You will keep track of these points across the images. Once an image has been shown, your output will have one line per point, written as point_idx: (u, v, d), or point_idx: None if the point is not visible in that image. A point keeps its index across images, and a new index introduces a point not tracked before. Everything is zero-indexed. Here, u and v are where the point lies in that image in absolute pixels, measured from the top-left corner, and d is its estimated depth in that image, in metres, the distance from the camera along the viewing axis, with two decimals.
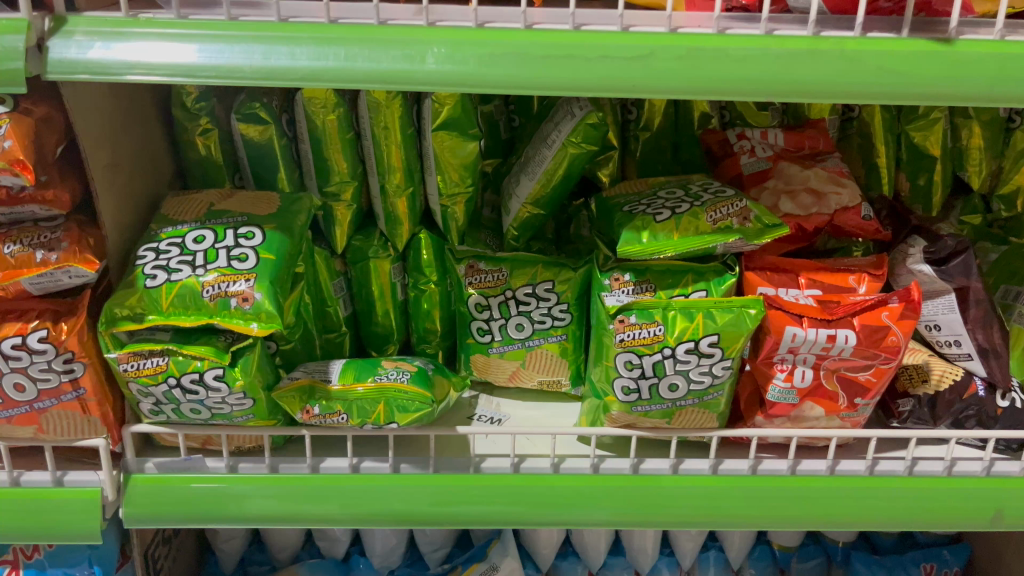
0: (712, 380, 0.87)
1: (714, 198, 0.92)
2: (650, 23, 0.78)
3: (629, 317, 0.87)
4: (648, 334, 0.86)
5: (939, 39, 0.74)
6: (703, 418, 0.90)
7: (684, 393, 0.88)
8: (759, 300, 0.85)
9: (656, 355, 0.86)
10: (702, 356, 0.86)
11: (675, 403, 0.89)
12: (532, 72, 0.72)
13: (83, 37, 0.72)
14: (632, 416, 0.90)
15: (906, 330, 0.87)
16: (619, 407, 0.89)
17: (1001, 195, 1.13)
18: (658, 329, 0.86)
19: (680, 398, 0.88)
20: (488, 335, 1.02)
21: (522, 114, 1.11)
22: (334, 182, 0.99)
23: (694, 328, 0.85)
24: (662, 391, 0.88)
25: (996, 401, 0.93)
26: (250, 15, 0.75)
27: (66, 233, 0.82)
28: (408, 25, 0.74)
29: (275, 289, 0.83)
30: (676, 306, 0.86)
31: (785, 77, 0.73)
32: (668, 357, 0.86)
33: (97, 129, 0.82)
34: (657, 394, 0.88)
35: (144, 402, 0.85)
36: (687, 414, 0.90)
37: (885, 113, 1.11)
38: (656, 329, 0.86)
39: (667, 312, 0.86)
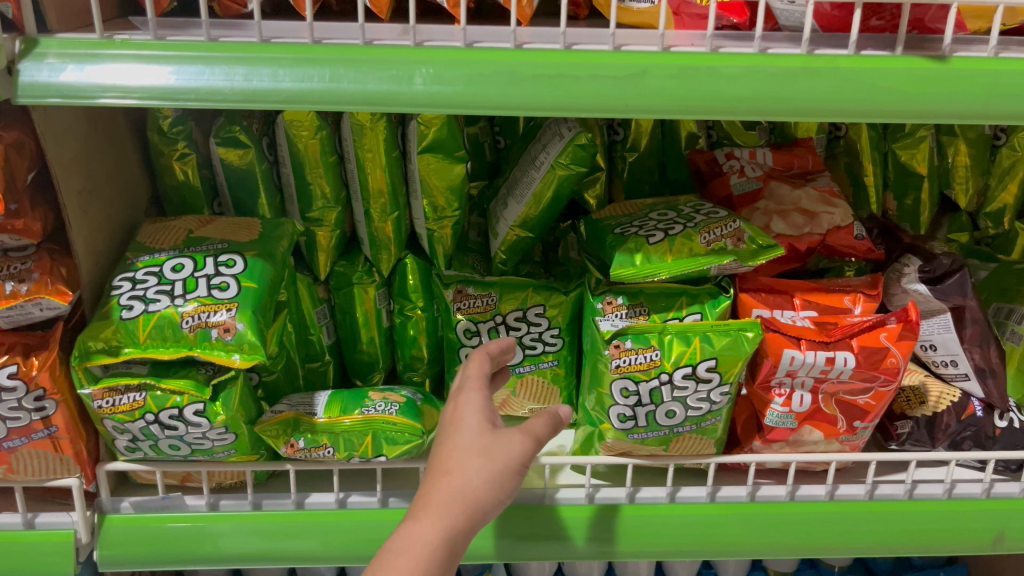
0: (710, 406, 0.85)
1: (707, 219, 0.91)
2: (641, 42, 0.76)
3: (624, 343, 0.85)
4: (645, 359, 0.84)
5: (933, 56, 0.73)
6: (698, 443, 0.88)
7: (681, 420, 0.86)
8: (755, 322, 0.83)
9: (653, 381, 0.84)
10: (699, 381, 0.84)
11: (672, 429, 0.86)
12: (522, 92, 0.70)
13: (55, 59, 0.69)
14: (623, 441, 0.88)
15: (905, 351, 0.85)
16: (614, 434, 0.87)
17: (989, 213, 1.12)
18: (655, 353, 0.84)
19: (677, 424, 0.86)
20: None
21: (507, 135, 1.10)
22: (316, 207, 0.96)
23: (691, 352, 0.83)
24: (660, 418, 0.86)
25: (994, 421, 0.92)
26: (231, 36, 0.73)
27: (38, 263, 0.79)
28: (395, 45, 0.72)
29: (258, 319, 0.80)
30: (673, 329, 0.84)
31: (779, 95, 0.71)
32: (666, 383, 0.84)
33: (70, 154, 0.79)
34: (654, 421, 0.86)
35: (120, 439, 0.81)
36: (683, 440, 0.87)
37: (871, 131, 1.11)
38: (652, 354, 0.84)
39: (662, 336, 0.84)
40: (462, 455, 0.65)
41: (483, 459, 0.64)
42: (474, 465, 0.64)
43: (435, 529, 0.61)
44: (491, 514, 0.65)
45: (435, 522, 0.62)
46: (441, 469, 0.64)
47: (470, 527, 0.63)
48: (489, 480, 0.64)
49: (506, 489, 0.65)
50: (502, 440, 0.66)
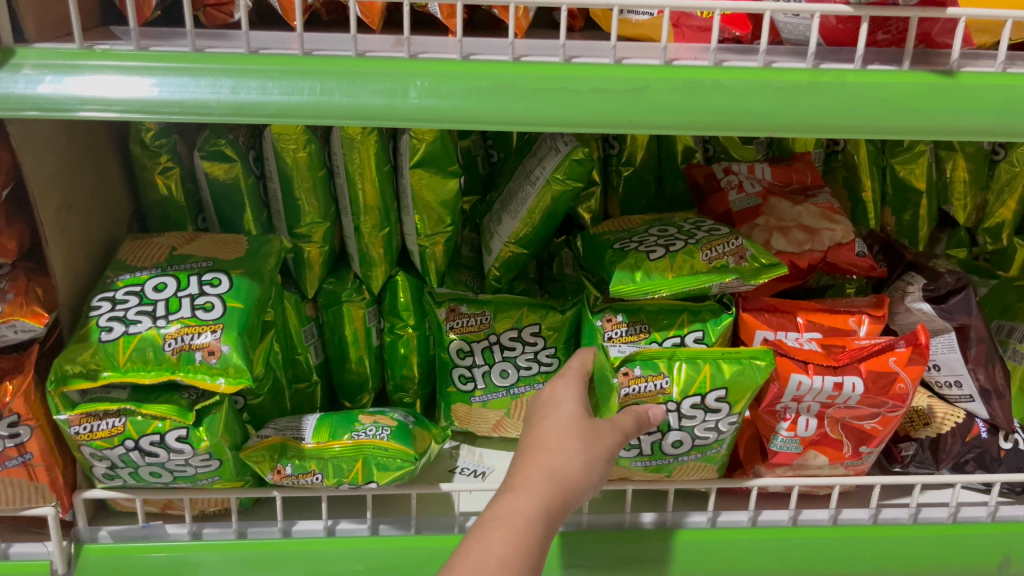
0: (716, 436, 0.83)
1: (708, 235, 0.88)
2: (643, 55, 0.74)
3: (633, 370, 0.82)
4: (653, 386, 0.82)
5: (941, 72, 0.71)
6: (701, 469, 0.86)
7: (687, 449, 0.84)
8: (766, 352, 0.81)
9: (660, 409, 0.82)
10: (707, 410, 0.82)
11: (676, 458, 0.84)
12: (520, 106, 0.68)
13: (32, 70, 0.66)
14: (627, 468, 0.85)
15: (913, 376, 0.83)
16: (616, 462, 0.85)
17: (986, 228, 1.10)
18: (665, 381, 0.82)
19: (682, 453, 0.84)
20: (471, 382, 0.96)
21: (500, 149, 1.07)
22: (304, 223, 0.93)
23: (700, 381, 0.82)
24: (665, 447, 0.83)
25: (999, 442, 0.90)
26: (218, 47, 0.70)
27: (12, 284, 0.75)
28: (388, 57, 0.70)
29: (244, 341, 0.76)
30: (684, 356, 0.82)
31: (785, 111, 0.69)
32: (675, 412, 0.82)
33: (47, 169, 0.76)
34: (660, 450, 0.83)
35: (97, 466, 0.77)
36: (687, 468, 0.85)
37: (869, 146, 1.09)
38: (662, 381, 0.82)
39: (673, 364, 0.82)
40: (568, 437, 0.68)
41: (585, 444, 0.68)
42: (576, 448, 0.67)
43: (543, 501, 0.64)
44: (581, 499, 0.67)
45: (542, 493, 0.64)
46: (542, 447, 0.67)
47: (565, 505, 0.65)
48: (589, 466, 0.67)
49: (597, 479, 0.68)
50: (601, 431, 0.70)
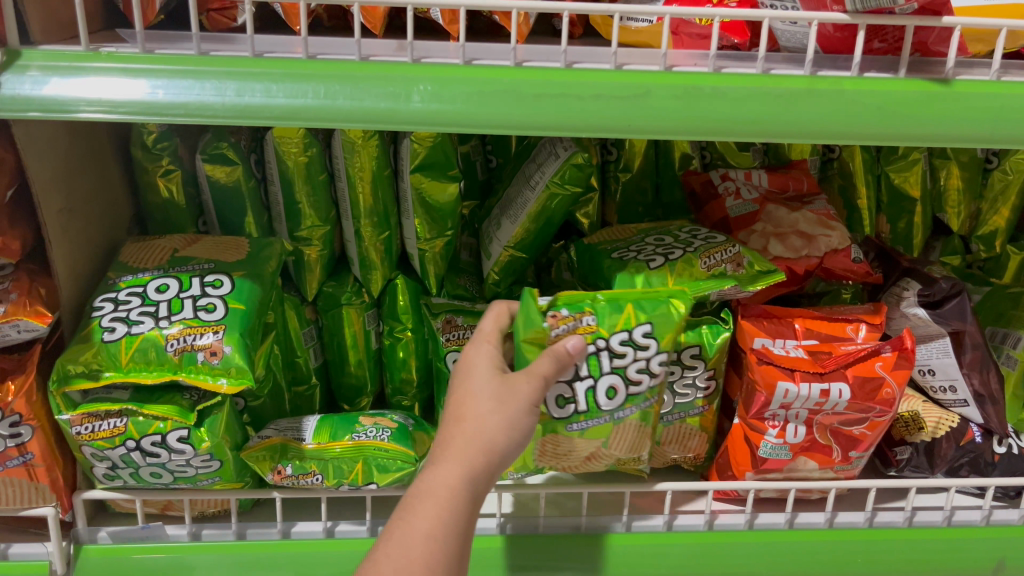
0: (648, 381, 0.81)
1: (706, 244, 0.90)
2: (643, 61, 0.74)
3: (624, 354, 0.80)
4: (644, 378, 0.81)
5: (937, 80, 0.72)
6: (640, 436, 0.84)
7: (621, 401, 0.81)
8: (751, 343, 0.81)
9: (591, 347, 0.79)
10: (636, 347, 0.80)
11: (612, 415, 0.81)
12: (522, 111, 0.68)
13: (37, 72, 0.66)
14: (570, 439, 0.82)
15: (899, 381, 0.84)
16: (552, 426, 0.81)
17: (980, 236, 1.11)
18: (592, 318, 0.80)
19: (616, 408, 0.81)
20: None
21: (499, 154, 1.08)
22: (305, 226, 0.94)
23: (626, 316, 0.80)
24: (600, 399, 0.80)
25: (992, 447, 0.91)
26: (222, 50, 0.71)
27: (15, 284, 0.75)
28: (391, 62, 0.70)
29: (246, 342, 0.77)
30: (605, 296, 0.81)
31: (783, 116, 0.70)
32: (613, 353, 0.80)
33: (51, 170, 0.76)
34: (594, 404, 0.80)
35: (98, 467, 0.77)
36: (624, 431, 0.83)
37: (864, 154, 1.10)
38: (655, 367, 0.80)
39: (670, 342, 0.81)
40: (484, 399, 0.67)
41: (501, 403, 0.67)
42: (490, 408, 0.66)
43: (462, 471, 0.63)
44: (509, 459, 0.67)
45: (460, 463, 0.63)
46: (459, 418, 0.66)
47: (490, 472, 0.65)
48: (505, 425, 0.66)
49: (524, 431, 0.67)
50: (518, 383, 0.68)
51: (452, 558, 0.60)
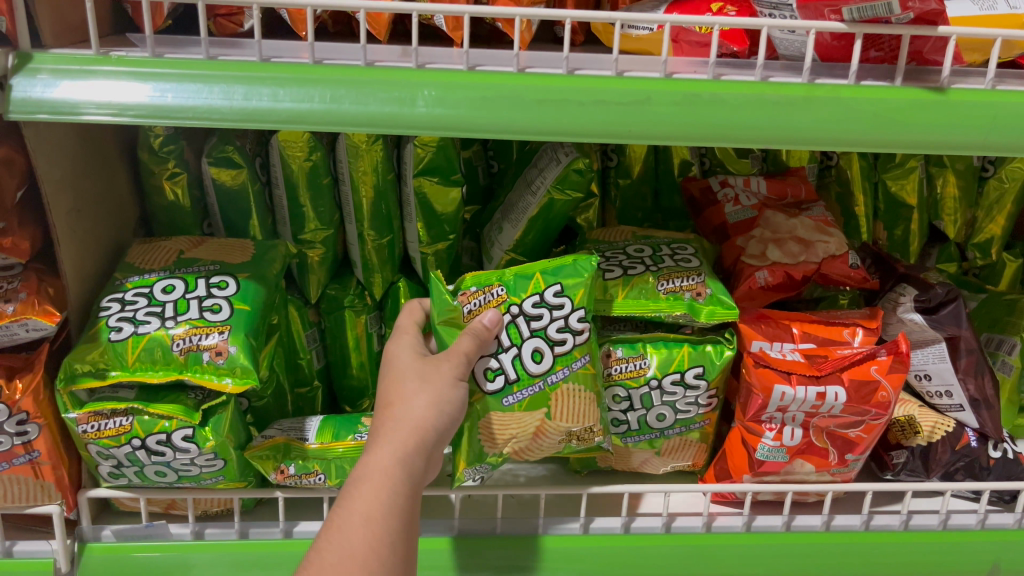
0: (573, 337, 0.82)
1: (672, 266, 0.91)
2: (644, 68, 0.76)
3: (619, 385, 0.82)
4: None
5: (933, 88, 0.73)
6: (584, 404, 0.83)
7: (551, 363, 0.81)
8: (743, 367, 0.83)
9: (506, 317, 0.82)
10: (551, 309, 0.82)
11: (545, 379, 0.81)
12: (524, 116, 0.70)
13: (48, 75, 0.68)
14: (507, 417, 0.81)
15: (894, 385, 0.85)
16: (489, 404, 0.81)
17: (976, 243, 1.12)
18: (500, 290, 0.83)
19: (548, 371, 0.81)
20: None
21: (501, 159, 1.09)
22: (308, 230, 0.95)
23: (534, 282, 0.83)
24: (528, 365, 0.81)
25: (988, 451, 0.92)
26: (230, 55, 0.72)
27: (24, 283, 0.77)
28: (397, 67, 0.72)
29: (251, 342, 0.78)
30: (512, 271, 0.84)
31: (782, 123, 0.71)
32: (526, 319, 0.82)
33: (60, 172, 0.77)
34: (525, 371, 0.81)
35: (103, 465, 0.78)
36: (564, 398, 0.82)
37: (861, 161, 1.11)
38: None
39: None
40: (408, 384, 0.74)
41: (424, 384, 0.73)
42: (415, 390, 0.73)
43: (395, 446, 0.68)
44: (439, 435, 0.72)
45: (393, 439, 0.69)
46: (388, 405, 0.72)
47: (424, 447, 0.70)
48: (432, 403, 0.72)
49: (449, 406, 0.73)
50: (440, 366, 0.75)
51: (394, 528, 0.64)
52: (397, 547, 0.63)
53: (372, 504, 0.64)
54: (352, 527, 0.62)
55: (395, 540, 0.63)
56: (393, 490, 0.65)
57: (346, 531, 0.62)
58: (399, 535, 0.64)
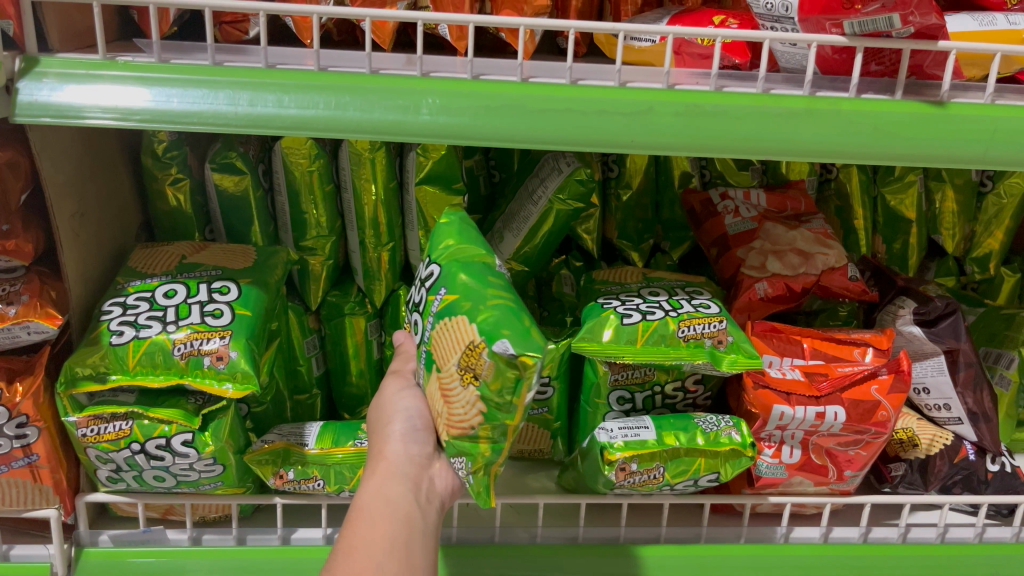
0: (428, 286, 0.78)
1: (693, 311, 0.87)
2: (647, 79, 0.76)
3: (631, 464, 0.83)
4: (649, 476, 0.84)
5: (932, 102, 0.73)
6: (451, 334, 0.71)
7: (425, 320, 0.77)
8: (753, 442, 0.84)
9: (411, 318, 0.85)
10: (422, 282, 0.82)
11: (424, 337, 0.76)
12: (527, 125, 0.70)
13: (54, 79, 0.68)
14: (431, 387, 0.74)
15: (895, 404, 0.85)
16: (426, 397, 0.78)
17: (974, 258, 1.13)
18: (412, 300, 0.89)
19: (426, 328, 0.77)
20: None
21: (502, 169, 1.09)
22: (310, 236, 0.95)
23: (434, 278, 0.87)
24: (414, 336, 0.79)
25: (986, 465, 0.92)
26: (236, 61, 0.73)
27: (26, 286, 0.77)
28: (401, 75, 0.72)
29: (252, 348, 0.78)
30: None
31: (783, 135, 0.71)
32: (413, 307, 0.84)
33: (64, 176, 0.77)
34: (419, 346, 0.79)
35: (102, 469, 0.78)
36: (440, 339, 0.72)
37: (861, 175, 1.12)
38: (657, 471, 0.84)
39: (675, 436, 0.84)
40: (374, 422, 0.76)
41: (381, 418, 0.76)
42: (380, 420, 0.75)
43: (366, 483, 0.70)
44: (419, 450, 0.73)
45: (364, 480, 0.71)
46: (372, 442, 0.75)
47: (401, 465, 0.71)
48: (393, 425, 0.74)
49: (415, 424, 0.75)
50: (390, 391, 0.78)
51: (379, 553, 0.64)
52: (386, 567, 0.63)
53: (353, 539, 0.65)
54: (334, 565, 0.63)
55: (380, 562, 0.63)
56: (369, 519, 0.66)
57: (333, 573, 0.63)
58: (387, 557, 0.64)
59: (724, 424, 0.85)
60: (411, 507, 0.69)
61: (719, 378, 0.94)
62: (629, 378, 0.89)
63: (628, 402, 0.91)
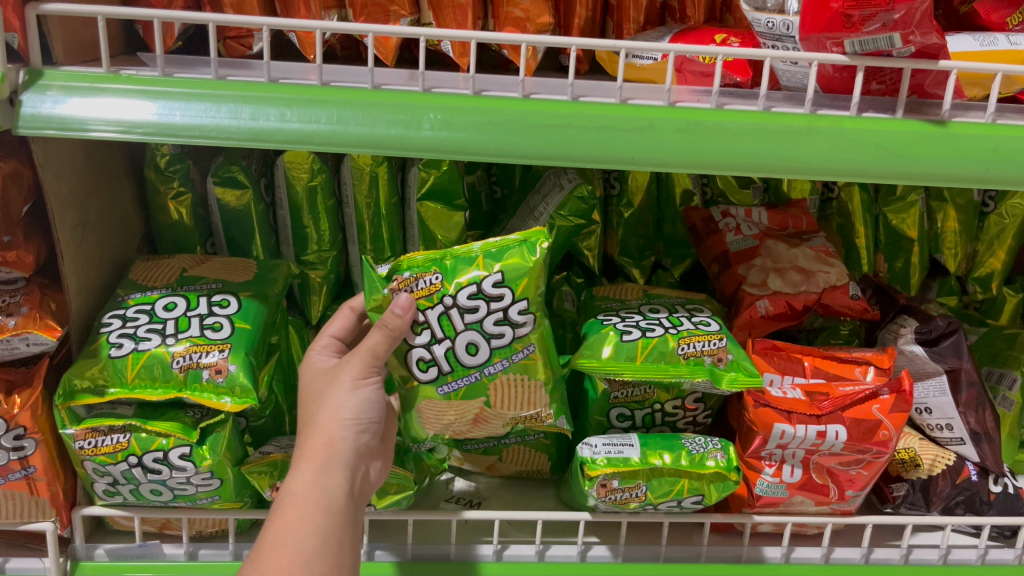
0: (512, 330, 0.78)
1: (693, 329, 0.87)
2: (648, 96, 0.76)
3: (612, 481, 0.83)
4: (631, 495, 0.83)
5: (933, 120, 0.74)
6: (523, 391, 0.80)
7: (487, 355, 0.78)
8: (736, 467, 0.84)
9: (438, 308, 0.77)
10: (489, 300, 0.77)
11: (481, 371, 0.78)
12: (528, 140, 0.70)
13: (58, 92, 0.68)
14: (443, 404, 0.79)
15: (896, 424, 0.85)
16: (422, 392, 0.79)
17: (976, 277, 1.12)
18: (435, 276, 0.77)
19: (485, 363, 0.78)
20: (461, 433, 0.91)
21: (504, 185, 1.09)
22: (311, 251, 0.96)
23: (474, 269, 0.78)
24: (462, 357, 0.78)
25: (989, 486, 0.91)
26: (239, 75, 0.73)
27: (27, 298, 0.77)
28: (403, 90, 0.72)
29: (251, 362, 0.78)
30: (452, 254, 0.79)
31: (784, 153, 0.71)
32: (457, 310, 0.77)
33: (66, 189, 0.77)
34: (458, 363, 0.78)
35: (99, 482, 0.78)
36: (503, 387, 0.79)
37: (863, 194, 1.11)
38: (639, 490, 0.83)
39: (659, 456, 0.84)
40: (315, 401, 0.73)
41: (325, 397, 0.72)
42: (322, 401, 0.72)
43: (301, 469, 0.68)
44: (358, 442, 0.72)
45: (299, 463, 0.68)
46: (309, 422, 0.72)
47: (337, 457, 0.69)
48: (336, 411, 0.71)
49: (365, 415, 0.72)
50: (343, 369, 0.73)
51: (308, 551, 0.63)
52: (314, 567, 0.63)
53: (283, 532, 0.64)
54: (261, 558, 0.62)
55: (308, 560, 0.63)
56: (302, 512, 0.65)
57: (258, 566, 0.62)
58: (315, 555, 0.63)
59: (711, 446, 0.85)
60: (342, 503, 0.68)
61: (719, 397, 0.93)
62: (629, 396, 0.90)
63: (628, 419, 0.90)
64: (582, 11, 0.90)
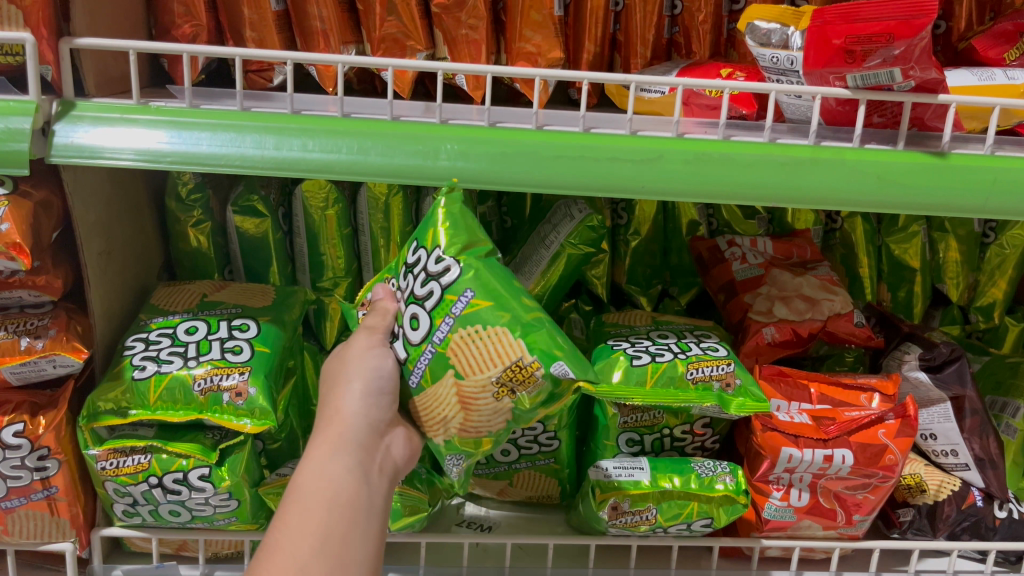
0: (437, 283, 0.76)
1: (701, 354, 0.89)
2: (657, 128, 0.79)
3: (622, 504, 0.85)
4: (641, 518, 0.85)
5: (933, 153, 0.76)
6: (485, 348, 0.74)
7: (430, 322, 0.76)
8: (745, 490, 0.85)
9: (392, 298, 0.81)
10: (434, 276, 0.77)
11: (427, 339, 0.76)
12: (541, 170, 0.72)
13: (89, 122, 0.71)
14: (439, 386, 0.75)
15: (903, 448, 0.86)
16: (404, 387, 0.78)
17: (979, 307, 1.14)
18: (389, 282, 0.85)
19: (430, 330, 0.75)
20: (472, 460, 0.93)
21: (514, 215, 1.11)
22: (327, 277, 0.98)
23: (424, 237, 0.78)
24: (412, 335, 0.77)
25: (993, 511, 0.93)
26: (262, 107, 0.76)
27: (54, 320, 0.79)
28: (420, 122, 0.75)
29: (269, 385, 0.80)
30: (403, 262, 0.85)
31: (788, 182, 0.73)
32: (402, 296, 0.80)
33: (93, 215, 0.80)
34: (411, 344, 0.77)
35: (118, 503, 0.79)
36: (462, 346, 0.74)
37: (865, 225, 1.13)
38: (649, 513, 0.85)
39: (669, 479, 0.85)
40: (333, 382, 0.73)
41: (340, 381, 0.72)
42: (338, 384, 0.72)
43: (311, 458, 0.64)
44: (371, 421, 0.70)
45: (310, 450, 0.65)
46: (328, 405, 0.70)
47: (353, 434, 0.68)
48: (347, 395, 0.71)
49: (369, 391, 0.72)
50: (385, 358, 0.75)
51: (308, 553, 0.57)
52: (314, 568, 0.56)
53: (281, 540, 0.58)
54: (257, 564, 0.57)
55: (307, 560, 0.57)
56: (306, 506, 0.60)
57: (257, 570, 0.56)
58: (318, 553, 0.57)
59: (720, 470, 0.86)
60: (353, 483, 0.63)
61: (728, 422, 0.95)
62: (640, 421, 0.91)
63: (636, 444, 0.92)
64: (590, 47, 0.93)
